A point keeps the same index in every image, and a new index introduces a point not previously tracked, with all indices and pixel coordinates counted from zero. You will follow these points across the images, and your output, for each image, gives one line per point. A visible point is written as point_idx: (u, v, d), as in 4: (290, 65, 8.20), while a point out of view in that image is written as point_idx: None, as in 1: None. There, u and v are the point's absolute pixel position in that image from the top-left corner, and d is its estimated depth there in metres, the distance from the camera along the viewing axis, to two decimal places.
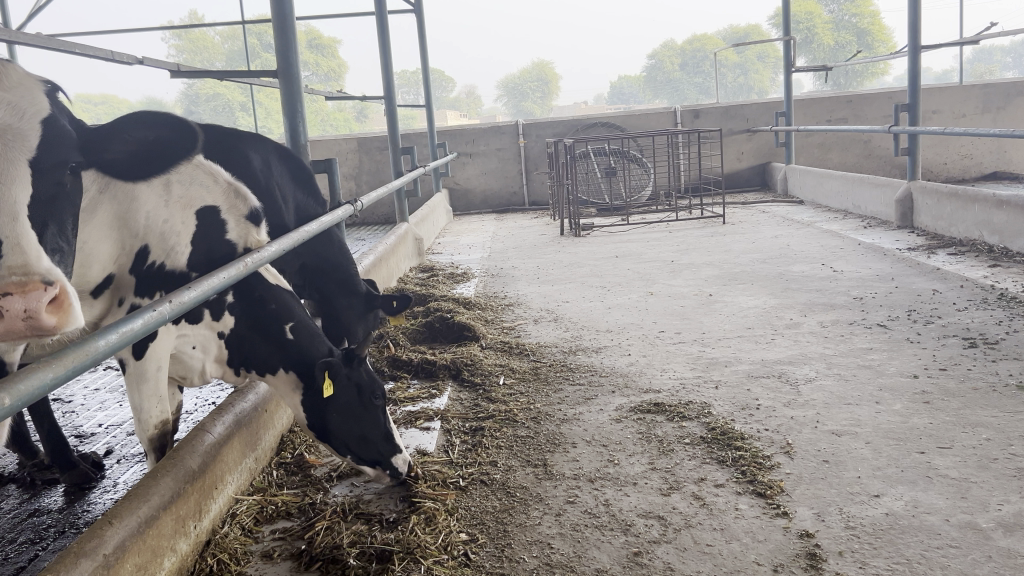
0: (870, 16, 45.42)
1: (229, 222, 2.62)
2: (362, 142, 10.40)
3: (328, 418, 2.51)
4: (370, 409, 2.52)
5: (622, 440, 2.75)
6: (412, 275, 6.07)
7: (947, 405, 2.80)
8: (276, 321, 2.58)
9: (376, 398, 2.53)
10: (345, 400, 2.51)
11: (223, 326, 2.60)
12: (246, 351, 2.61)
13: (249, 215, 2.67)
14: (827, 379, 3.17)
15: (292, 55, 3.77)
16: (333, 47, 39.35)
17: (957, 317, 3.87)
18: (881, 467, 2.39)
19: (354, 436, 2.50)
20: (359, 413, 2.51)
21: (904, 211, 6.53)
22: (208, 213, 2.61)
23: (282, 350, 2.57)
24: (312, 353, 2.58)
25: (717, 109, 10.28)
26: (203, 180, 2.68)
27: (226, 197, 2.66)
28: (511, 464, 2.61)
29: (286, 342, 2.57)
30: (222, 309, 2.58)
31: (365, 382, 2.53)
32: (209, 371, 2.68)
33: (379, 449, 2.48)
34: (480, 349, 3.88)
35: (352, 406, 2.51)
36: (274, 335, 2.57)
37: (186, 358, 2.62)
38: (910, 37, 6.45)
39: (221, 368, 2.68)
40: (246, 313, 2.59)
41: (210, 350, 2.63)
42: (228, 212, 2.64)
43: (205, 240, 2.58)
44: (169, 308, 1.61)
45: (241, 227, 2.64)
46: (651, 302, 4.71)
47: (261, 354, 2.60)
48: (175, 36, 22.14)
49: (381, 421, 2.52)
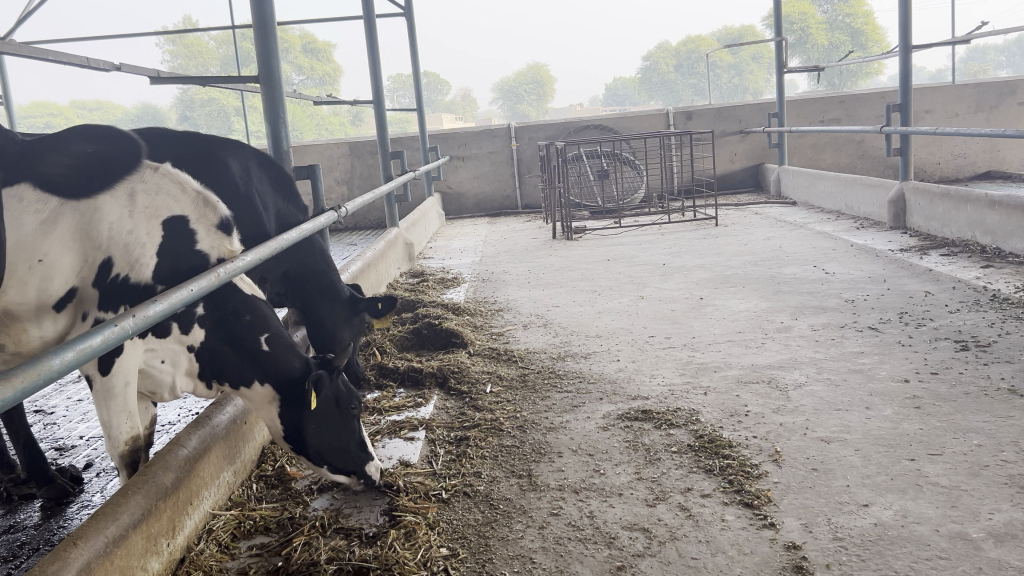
0: (863, 16, 45.46)
1: (199, 232, 2.56)
2: (353, 146, 10.36)
3: (306, 430, 2.47)
4: (349, 420, 2.49)
5: (608, 449, 2.70)
6: (403, 280, 6.03)
7: (938, 410, 2.76)
8: (252, 332, 2.54)
9: (354, 407, 2.51)
10: (323, 409, 2.47)
11: (192, 339, 2.52)
12: (218, 363, 2.55)
13: (219, 226, 2.61)
14: (817, 385, 3.12)
15: (272, 60, 3.73)
16: (328, 51, 39.33)
17: (948, 319, 3.83)
18: (871, 475, 2.34)
19: (332, 447, 2.47)
20: (338, 423, 2.48)
21: (896, 211, 6.50)
22: (176, 224, 2.52)
23: (257, 362, 2.53)
24: (288, 365, 2.54)
25: (710, 110, 10.25)
26: (171, 189, 2.58)
27: (194, 207, 2.59)
28: (495, 475, 2.57)
29: (260, 353, 2.52)
30: (192, 322, 2.50)
31: (342, 392, 2.51)
32: (180, 386, 2.58)
33: (356, 457, 2.47)
34: (467, 356, 3.84)
35: (329, 415, 2.47)
36: (249, 347, 2.53)
37: (155, 373, 2.52)
38: (901, 37, 6.42)
39: (192, 382, 2.59)
40: (218, 324, 2.53)
41: (180, 363, 2.54)
42: (198, 223, 2.57)
43: (173, 252, 2.50)
44: (133, 322, 1.55)
45: (213, 238, 2.58)
46: (641, 306, 4.67)
47: (234, 367, 2.54)
48: (167, 41, 22.09)
49: (356, 430, 2.49)
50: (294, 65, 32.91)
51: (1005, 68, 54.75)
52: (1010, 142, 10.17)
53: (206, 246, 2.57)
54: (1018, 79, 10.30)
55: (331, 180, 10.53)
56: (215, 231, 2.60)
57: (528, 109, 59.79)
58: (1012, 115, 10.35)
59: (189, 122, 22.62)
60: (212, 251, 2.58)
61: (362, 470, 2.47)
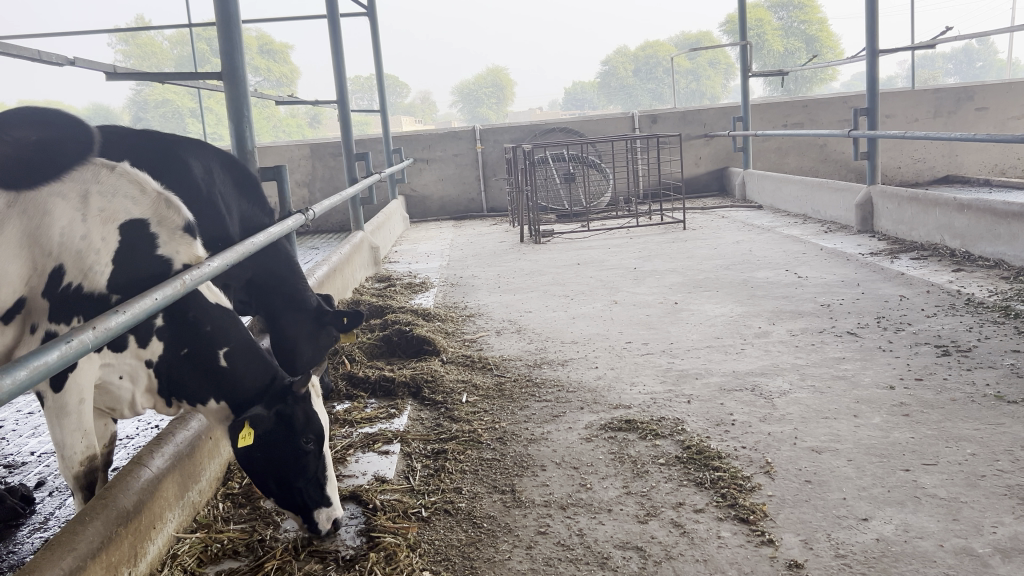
0: (818, 23, 46.20)
1: (160, 236, 2.38)
2: (315, 148, 10.17)
3: (252, 456, 2.23)
4: (299, 456, 2.20)
5: (593, 462, 2.60)
6: (369, 284, 5.87)
7: (928, 418, 2.70)
8: (212, 345, 2.33)
9: (306, 441, 2.21)
10: (270, 439, 2.21)
11: (150, 354, 2.33)
12: (177, 379, 2.35)
13: (183, 230, 2.43)
14: (802, 393, 3.05)
15: (237, 56, 3.56)
16: (286, 53, 38.90)
17: (926, 324, 3.80)
18: (867, 487, 2.27)
19: (279, 481, 2.20)
20: (285, 458, 2.20)
21: (864, 215, 6.52)
22: (134, 228, 2.35)
23: (214, 378, 2.32)
24: (245, 382, 2.32)
25: (674, 114, 10.25)
26: (129, 191, 2.40)
27: (155, 209, 2.41)
28: (476, 491, 2.45)
29: (220, 370, 2.32)
30: (150, 335, 2.31)
31: (296, 423, 2.21)
32: (140, 402, 2.41)
33: (307, 494, 2.18)
34: (440, 364, 3.71)
35: (278, 443, 2.21)
36: (206, 361, 2.32)
37: (113, 389, 2.34)
38: (867, 41, 6.43)
39: (153, 398, 2.42)
40: (176, 336, 2.33)
41: (139, 379, 2.36)
42: (159, 227, 2.39)
43: (131, 260, 2.33)
44: (92, 336, 1.41)
45: (177, 242, 2.40)
46: (616, 311, 4.59)
47: (190, 385, 2.34)
48: (121, 41, 21.57)
49: (311, 468, 2.20)
50: (251, 66, 32.43)
51: (953, 75, 56.05)
52: (968, 147, 10.32)
53: (170, 251, 2.39)
54: (975, 84, 10.45)
55: (292, 183, 10.31)
56: (179, 234, 2.42)
57: (487, 113, 59.66)
58: (970, 121, 10.49)
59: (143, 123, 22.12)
60: (176, 257, 2.39)
61: (306, 512, 2.18)
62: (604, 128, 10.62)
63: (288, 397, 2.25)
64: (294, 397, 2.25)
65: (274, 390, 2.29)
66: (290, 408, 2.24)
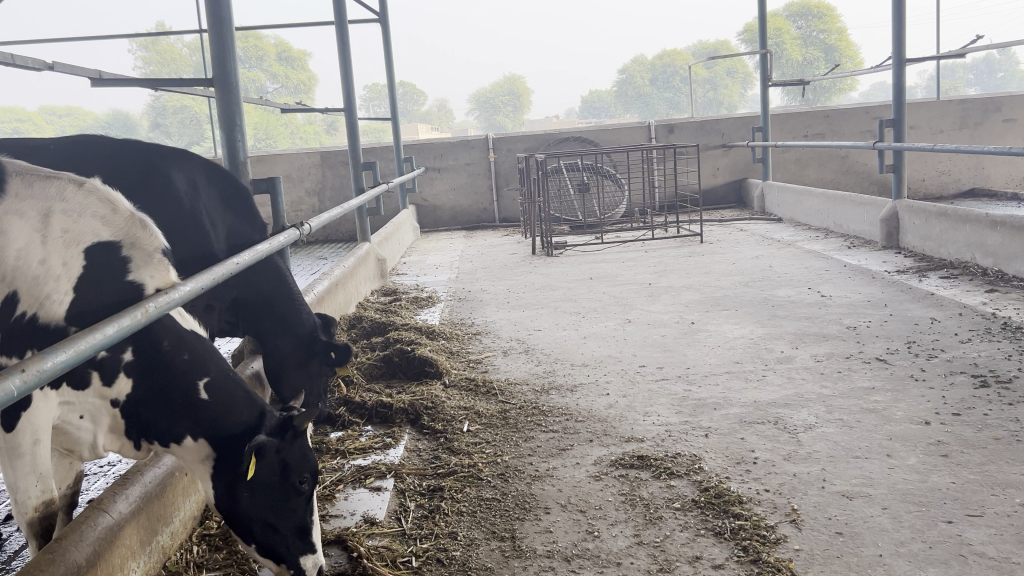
0: (838, 32, 45.84)
1: (132, 260, 2.12)
2: (325, 155, 10.03)
3: (239, 495, 1.96)
4: (293, 497, 1.96)
5: (602, 505, 2.38)
6: (375, 298, 5.68)
7: (969, 460, 2.47)
8: (185, 377, 2.06)
9: (301, 480, 1.97)
10: (262, 477, 1.95)
11: (116, 392, 2.08)
12: (147, 420, 2.09)
13: (159, 255, 2.16)
14: (829, 427, 2.82)
15: (228, 61, 3.38)
16: (303, 60, 39.05)
17: (961, 351, 3.56)
18: (905, 542, 2.04)
19: (264, 523, 1.95)
20: (276, 500, 1.95)
21: (889, 230, 6.28)
22: (102, 252, 2.10)
23: (190, 412, 2.04)
24: (226, 420, 2.04)
25: (692, 123, 10.03)
26: (99, 210, 2.16)
27: (127, 231, 2.16)
28: (473, 537, 2.24)
29: (196, 404, 2.04)
30: (117, 371, 2.06)
31: (294, 462, 1.97)
32: (105, 444, 2.15)
33: (292, 543, 1.96)
34: (443, 388, 3.51)
35: (269, 487, 1.95)
36: (181, 396, 2.05)
37: (71, 431, 2.09)
38: (893, 51, 6.20)
39: (120, 441, 2.16)
40: (147, 371, 2.06)
41: (101, 420, 2.11)
42: (132, 250, 2.13)
43: (96, 287, 2.08)
44: (19, 381, 1.18)
45: (151, 266, 2.12)
46: (629, 331, 4.37)
47: (161, 424, 2.08)
48: (140, 47, 21.57)
49: (300, 512, 1.97)
50: (267, 73, 32.49)
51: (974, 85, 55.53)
52: (995, 159, 10.02)
53: (141, 277, 2.10)
54: (1003, 95, 10.17)
55: (302, 191, 10.15)
56: (156, 258, 2.15)
57: (505, 122, 59.63)
58: (997, 133, 10.20)
59: (161, 129, 22.05)
60: (149, 281, 2.11)
61: (293, 560, 1.96)
62: (620, 138, 10.40)
63: (287, 433, 1.99)
64: (292, 433, 2.00)
65: (267, 426, 2.04)
66: (288, 447, 1.98)
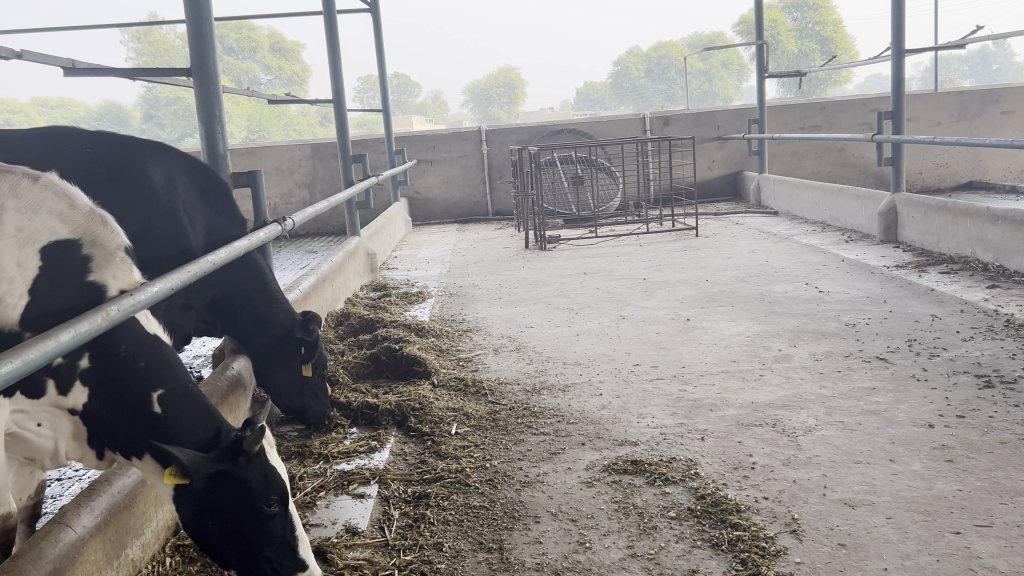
0: (833, 24, 45.71)
1: (93, 259, 2.02)
2: (316, 148, 9.90)
3: (203, 525, 1.87)
4: (263, 521, 1.86)
5: (594, 513, 2.28)
6: (364, 294, 5.57)
7: (976, 466, 2.38)
8: (141, 388, 1.95)
9: (268, 503, 1.86)
10: (226, 504, 1.85)
11: (72, 402, 1.98)
12: (105, 430, 1.99)
13: (121, 253, 2.07)
14: (830, 431, 2.73)
15: (207, 50, 3.27)
16: (296, 52, 38.73)
17: (964, 349, 3.47)
18: (911, 555, 1.95)
19: (239, 552, 1.87)
20: (244, 525, 1.85)
21: (887, 224, 6.18)
22: (58, 251, 2.00)
23: (147, 426, 1.94)
24: (182, 437, 1.94)
25: (687, 115, 9.92)
26: (56, 206, 2.05)
27: (85, 227, 2.06)
28: (459, 548, 2.14)
29: (153, 418, 1.94)
30: (72, 380, 1.96)
31: (255, 485, 1.86)
32: (66, 451, 2.07)
33: (278, 565, 1.87)
34: (430, 388, 3.40)
35: (234, 514, 1.85)
36: (137, 407, 1.95)
37: (31, 438, 2.02)
38: (893, 42, 6.08)
39: (81, 449, 2.07)
40: (105, 378, 1.96)
41: (60, 427, 2.02)
42: (92, 247, 2.03)
43: (52, 291, 1.97)
44: None
45: (114, 265, 2.03)
46: (623, 328, 4.27)
47: (118, 434, 1.97)
48: (132, 39, 21.36)
49: (278, 532, 1.87)
50: (259, 65, 32.25)
51: (969, 78, 55.47)
52: (992, 152, 9.94)
53: (103, 277, 2.00)
54: (1001, 87, 10.08)
55: (292, 183, 10.02)
56: (117, 256, 2.06)
57: (498, 114, 59.45)
58: (995, 125, 10.11)
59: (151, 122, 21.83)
60: (113, 282, 2.02)
61: None
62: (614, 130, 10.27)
63: (239, 457, 1.87)
64: (247, 457, 1.87)
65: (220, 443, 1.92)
66: (242, 470, 1.86)
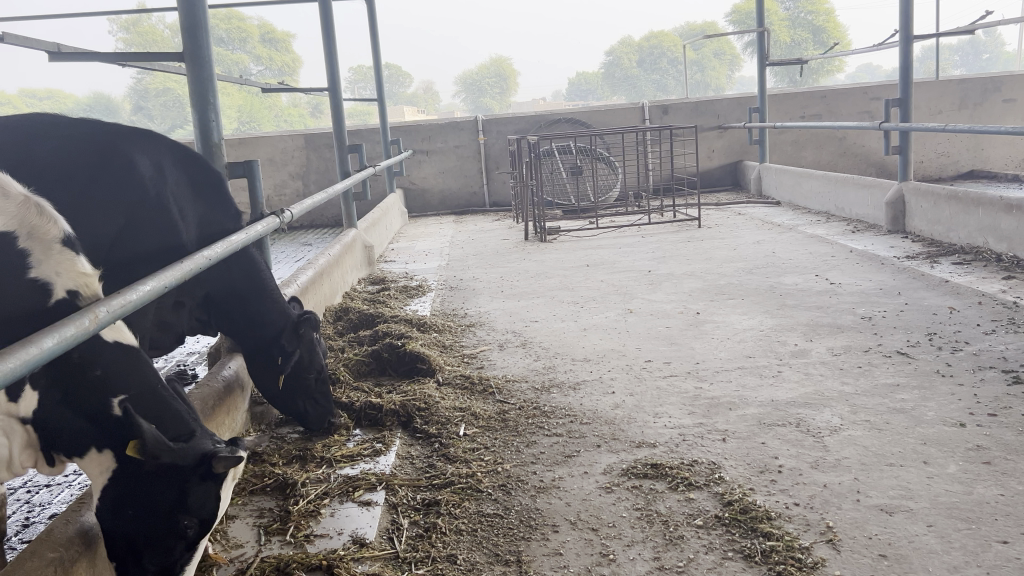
0: (826, 14, 45.61)
1: (32, 253, 1.82)
2: (309, 138, 9.72)
3: (122, 514, 1.77)
4: (173, 538, 1.76)
5: (616, 522, 2.16)
6: (361, 287, 5.42)
7: (1015, 468, 2.26)
8: (97, 393, 1.79)
9: (187, 524, 1.77)
10: (155, 500, 1.76)
11: (23, 408, 1.78)
12: (55, 435, 1.80)
13: (61, 245, 1.87)
14: (857, 431, 2.61)
15: (200, 37, 3.14)
16: (287, 42, 38.42)
17: (987, 343, 3.35)
18: (959, 568, 1.82)
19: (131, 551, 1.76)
20: (152, 529, 1.76)
21: (894, 214, 6.07)
22: None
23: (102, 425, 1.78)
24: None
25: (687, 104, 9.78)
26: None
27: (21, 218, 1.84)
28: (474, 560, 2.02)
29: (109, 420, 1.78)
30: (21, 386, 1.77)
31: (191, 504, 1.77)
32: (21, 461, 1.85)
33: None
34: (436, 387, 3.27)
35: (151, 517, 1.75)
36: (95, 410, 1.78)
37: None
38: (902, 28, 5.94)
39: (37, 457, 1.85)
40: (60, 384, 1.79)
41: (13, 435, 1.81)
42: (31, 240, 1.84)
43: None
44: None
45: (55, 260, 1.83)
46: (631, 322, 4.14)
47: (70, 439, 1.79)
48: (122, 30, 21.06)
49: (176, 557, 1.77)
50: (251, 57, 31.93)
51: (961, 67, 55.54)
52: (994, 140, 9.85)
53: (46, 274, 1.81)
54: (1003, 74, 9.98)
55: (286, 175, 9.85)
56: (57, 249, 1.85)
57: (492, 105, 59.22)
58: (997, 113, 10.01)
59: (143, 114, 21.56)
60: (57, 278, 1.82)
61: None
62: (612, 119, 10.13)
63: (200, 468, 1.78)
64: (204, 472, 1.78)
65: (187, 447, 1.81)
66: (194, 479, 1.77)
